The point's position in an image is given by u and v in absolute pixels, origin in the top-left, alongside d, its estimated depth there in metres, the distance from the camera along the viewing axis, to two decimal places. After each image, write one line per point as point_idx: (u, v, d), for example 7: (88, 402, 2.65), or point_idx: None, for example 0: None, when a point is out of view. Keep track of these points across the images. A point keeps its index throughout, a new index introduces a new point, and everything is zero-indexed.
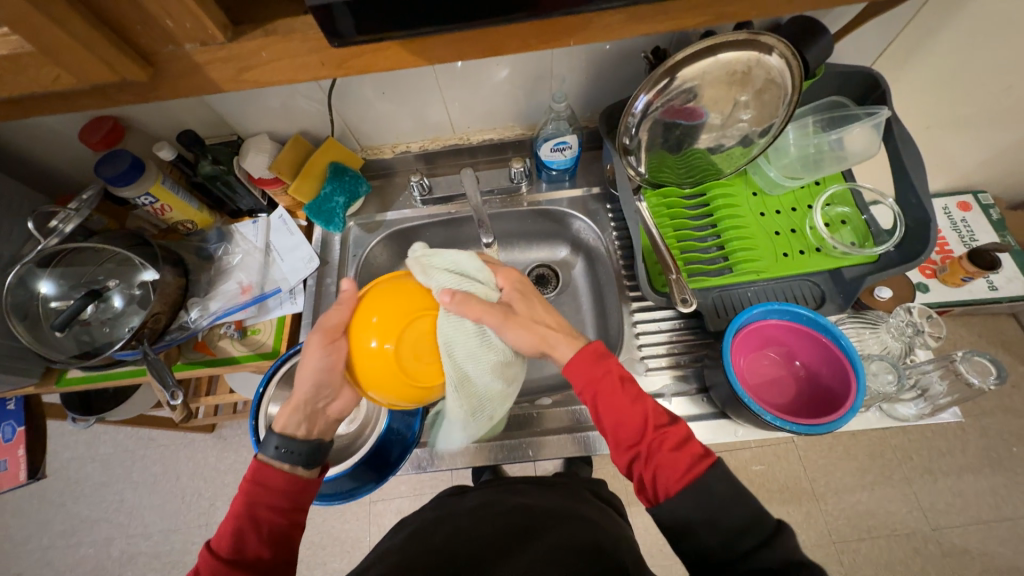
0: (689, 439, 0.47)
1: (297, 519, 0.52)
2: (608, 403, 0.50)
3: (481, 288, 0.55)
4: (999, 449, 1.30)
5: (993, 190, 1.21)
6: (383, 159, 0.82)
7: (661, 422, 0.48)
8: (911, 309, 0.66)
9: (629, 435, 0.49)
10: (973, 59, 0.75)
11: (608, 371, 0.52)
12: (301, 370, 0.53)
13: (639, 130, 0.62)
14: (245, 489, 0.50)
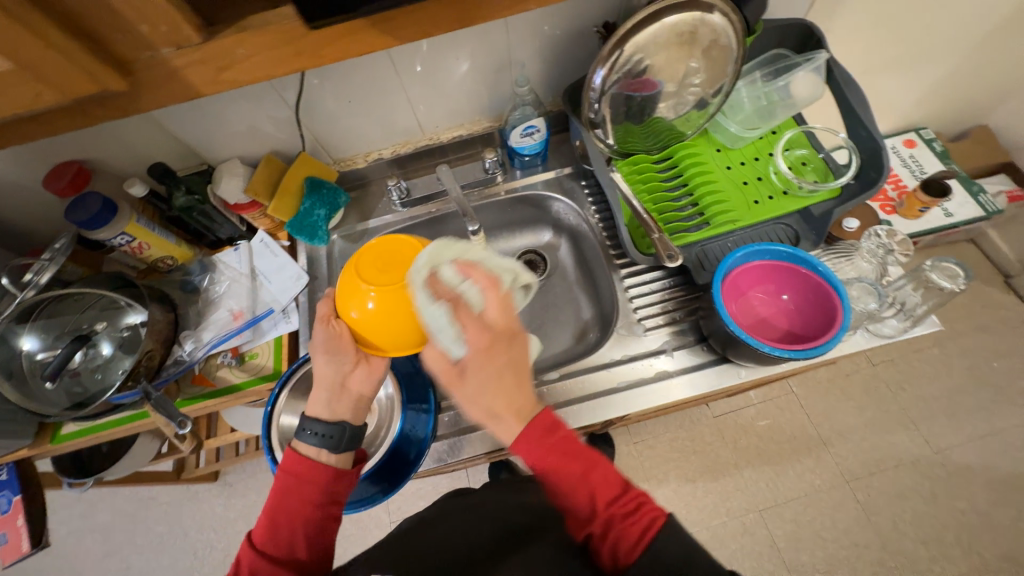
0: (640, 503, 0.45)
1: (334, 513, 0.53)
2: (549, 481, 0.46)
3: (446, 342, 0.44)
4: (980, 366, 1.37)
5: (931, 125, 1.29)
6: (357, 169, 0.83)
7: (609, 497, 0.45)
8: (870, 238, 0.70)
9: (584, 512, 0.46)
10: (892, 1, 0.81)
11: (553, 447, 0.45)
12: (314, 355, 0.55)
13: (601, 103, 0.65)
14: (283, 479, 0.53)
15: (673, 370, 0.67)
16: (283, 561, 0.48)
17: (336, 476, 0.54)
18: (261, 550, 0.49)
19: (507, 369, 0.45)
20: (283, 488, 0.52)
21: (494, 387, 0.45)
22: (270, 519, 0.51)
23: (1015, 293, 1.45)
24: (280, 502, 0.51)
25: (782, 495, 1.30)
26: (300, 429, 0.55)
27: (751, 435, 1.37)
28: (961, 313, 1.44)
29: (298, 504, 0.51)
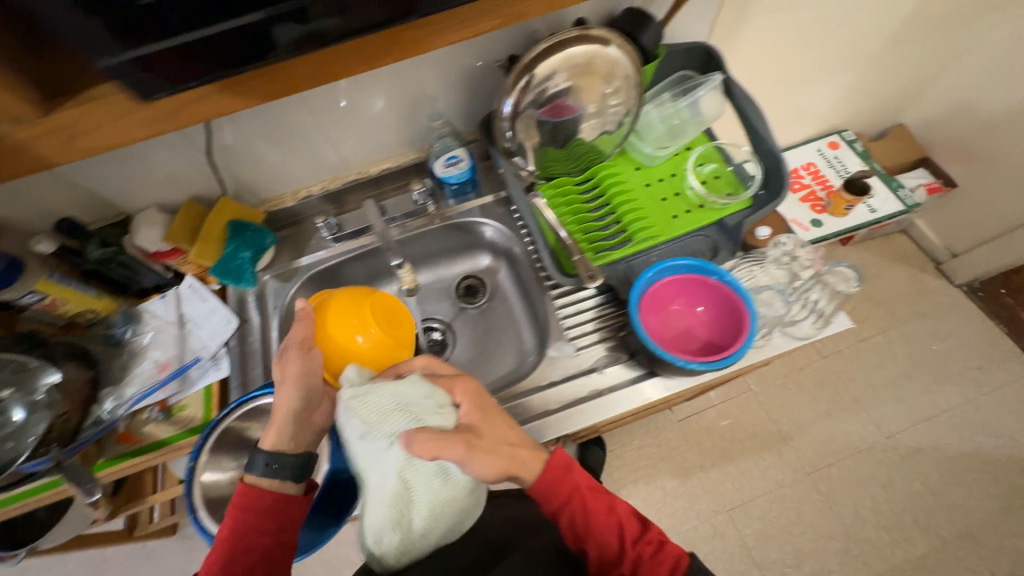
0: (665, 544, 0.52)
1: (285, 539, 0.52)
2: (580, 518, 0.53)
3: (435, 414, 0.50)
4: (922, 350, 1.43)
5: (852, 127, 1.37)
6: (287, 207, 0.83)
7: (635, 535, 0.52)
8: (781, 244, 0.73)
9: (613, 551, 0.51)
10: (787, 21, 0.87)
11: (579, 484, 0.54)
12: (283, 385, 0.56)
13: (515, 130, 0.66)
14: (235, 517, 0.51)
15: (602, 390, 0.68)
16: None
17: (286, 504, 0.54)
18: None
19: (496, 405, 0.55)
20: (232, 523, 0.51)
21: (501, 421, 0.54)
22: (218, 557, 0.49)
23: (947, 278, 1.53)
24: (230, 543, 0.49)
25: (748, 493, 1.32)
26: (254, 459, 0.54)
27: (714, 436, 1.39)
28: (900, 301, 1.51)
29: (250, 546, 0.50)
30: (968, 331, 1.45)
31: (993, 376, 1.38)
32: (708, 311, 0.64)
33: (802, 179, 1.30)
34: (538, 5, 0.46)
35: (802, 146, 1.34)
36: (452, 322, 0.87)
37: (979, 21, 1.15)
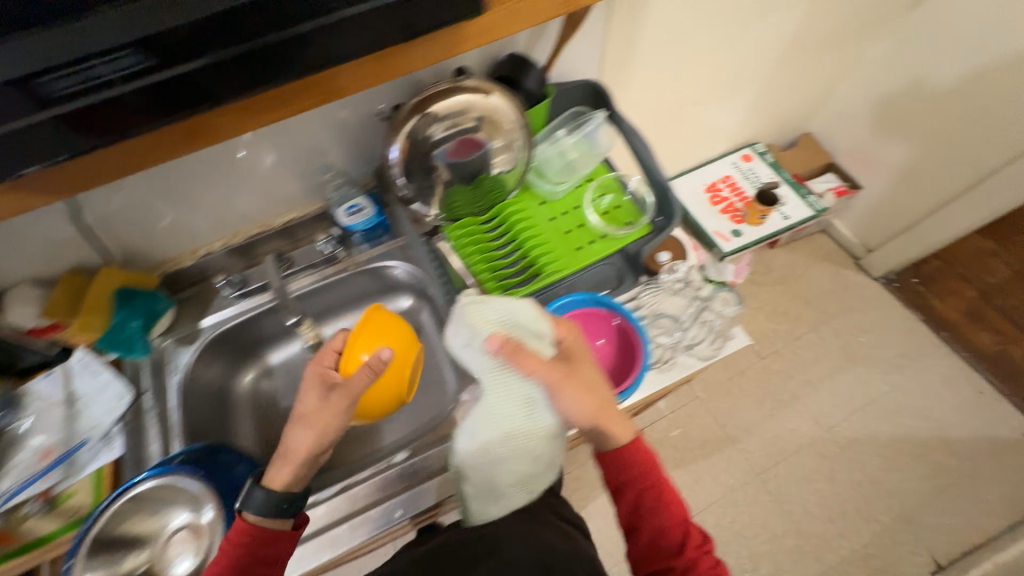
0: (721, 563, 0.54)
1: (270, 569, 0.53)
2: (653, 500, 0.55)
3: (536, 341, 0.54)
4: (850, 343, 1.51)
5: (763, 139, 1.45)
6: (186, 267, 0.79)
7: (697, 542, 0.54)
8: (679, 268, 0.78)
9: (674, 543, 0.54)
10: (677, 51, 0.91)
11: (652, 473, 0.56)
12: (304, 429, 0.54)
13: (406, 177, 0.68)
14: (225, 549, 0.52)
15: None
16: None
17: (273, 541, 0.53)
18: None
19: (591, 352, 0.59)
20: (226, 557, 0.51)
21: (594, 369, 0.58)
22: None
23: (866, 272, 1.61)
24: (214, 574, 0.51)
25: (703, 501, 1.33)
26: (251, 494, 0.53)
27: (668, 447, 1.40)
28: (826, 297, 1.59)
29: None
30: (890, 321, 1.54)
31: (914, 361, 1.47)
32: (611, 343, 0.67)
33: (721, 192, 1.37)
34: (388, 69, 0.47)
35: (717, 161, 1.40)
36: None
37: (857, 39, 1.23)
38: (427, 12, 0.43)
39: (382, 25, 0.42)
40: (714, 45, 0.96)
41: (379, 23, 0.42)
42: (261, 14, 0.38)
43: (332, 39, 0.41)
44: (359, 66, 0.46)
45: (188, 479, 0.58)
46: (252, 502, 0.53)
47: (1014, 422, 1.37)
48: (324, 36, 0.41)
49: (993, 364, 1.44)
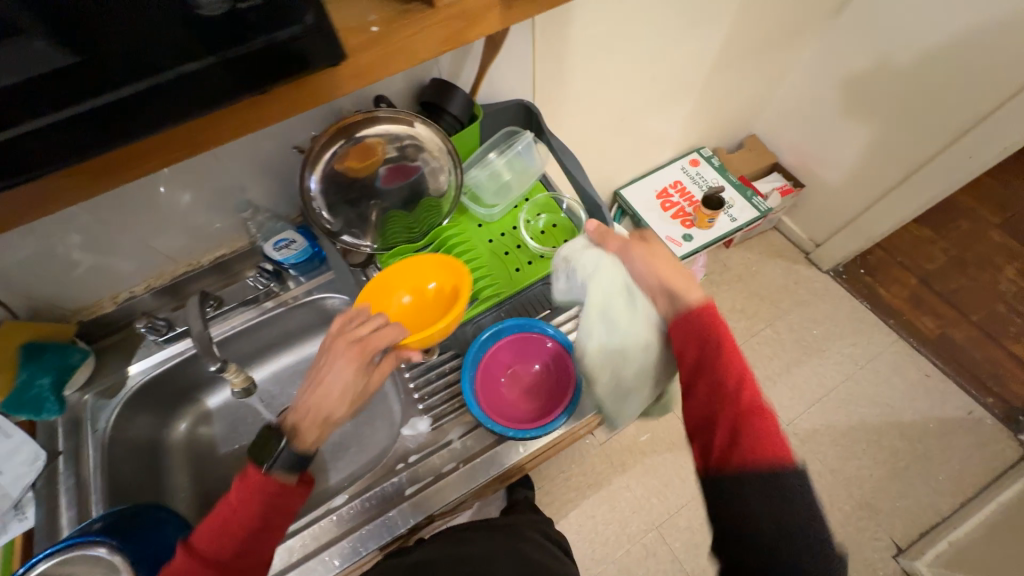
0: (775, 429, 0.48)
1: (276, 522, 0.54)
2: (720, 352, 0.51)
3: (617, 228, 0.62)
4: (805, 336, 1.55)
5: (710, 143, 1.47)
6: (105, 314, 0.74)
7: (757, 398, 0.49)
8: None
9: (734, 392, 0.49)
10: (608, 67, 0.92)
11: (726, 333, 0.52)
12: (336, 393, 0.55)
13: (328, 209, 0.65)
14: (244, 501, 0.52)
15: (460, 461, 0.64)
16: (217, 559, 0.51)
17: (284, 496, 0.54)
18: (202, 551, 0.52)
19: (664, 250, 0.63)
20: (242, 504, 0.52)
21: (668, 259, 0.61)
22: (213, 529, 0.52)
23: (817, 265, 1.65)
24: (227, 530, 0.52)
25: (673, 504, 1.34)
26: (277, 452, 0.53)
27: (636, 452, 1.41)
28: (781, 292, 1.63)
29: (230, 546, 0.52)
30: (842, 312, 1.59)
31: (865, 350, 1.51)
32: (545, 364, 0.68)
33: (672, 198, 1.40)
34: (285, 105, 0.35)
35: (666, 167, 1.43)
36: None
37: (789, 44, 1.24)
38: (296, 66, 0.32)
39: (234, 86, 0.31)
40: (646, 57, 0.96)
41: (229, 82, 0.31)
42: (108, 62, 0.27)
43: (166, 109, 0.30)
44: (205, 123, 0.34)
45: (103, 548, 0.54)
46: (281, 461, 0.53)
47: (959, 403, 1.43)
48: (155, 105, 0.30)
49: (936, 348, 1.50)
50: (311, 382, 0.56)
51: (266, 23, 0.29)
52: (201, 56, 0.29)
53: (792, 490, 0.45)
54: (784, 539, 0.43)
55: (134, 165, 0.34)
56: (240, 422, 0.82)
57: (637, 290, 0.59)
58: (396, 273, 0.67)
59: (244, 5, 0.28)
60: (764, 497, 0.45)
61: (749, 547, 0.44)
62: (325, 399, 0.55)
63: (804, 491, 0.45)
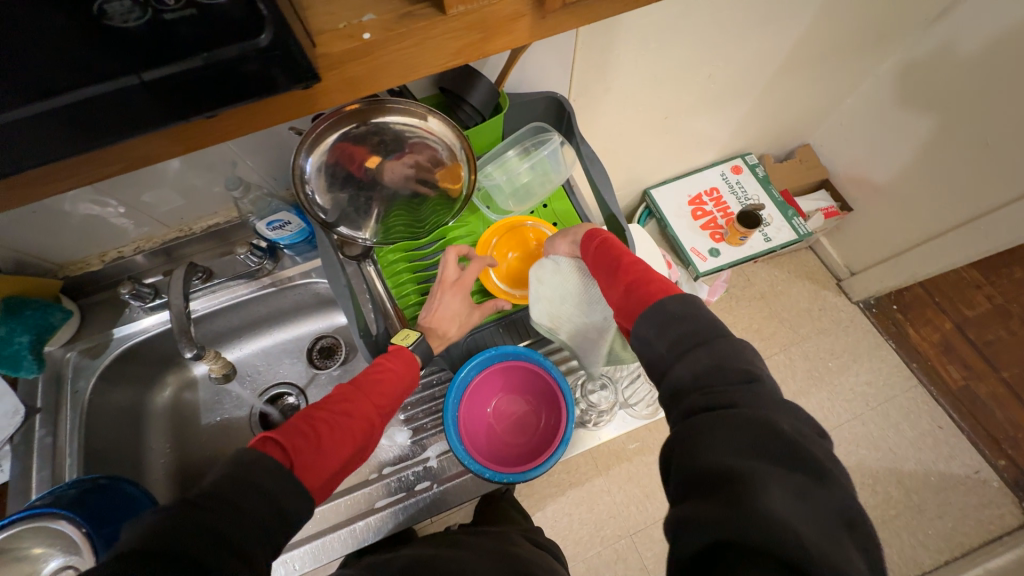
0: (653, 275, 0.52)
1: (402, 388, 0.58)
2: (598, 253, 0.59)
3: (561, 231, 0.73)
4: (819, 367, 1.46)
5: (757, 150, 1.34)
6: (92, 272, 0.72)
7: (633, 268, 0.54)
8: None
9: (614, 274, 0.55)
10: (660, 61, 0.80)
11: (599, 238, 0.60)
12: (445, 308, 0.65)
13: (323, 198, 0.58)
14: (389, 358, 0.59)
15: (435, 482, 0.62)
16: (362, 397, 0.55)
17: (412, 366, 0.60)
18: (354, 388, 0.56)
19: None
20: (389, 357, 0.59)
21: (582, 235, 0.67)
22: (363, 373, 0.58)
23: (847, 295, 1.54)
24: (386, 385, 0.57)
25: (650, 516, 1.33)
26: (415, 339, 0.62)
27: (622, 459, 1.39)
28: (803, 317, 1.52)
29: (382, 400, 0.56)
30: (864, 346, 1.49)
31: (880, 392, 1.43)
32: (536, 398, 0.66)
33: (705, 206, 1.29)
34: (256, 114, 0.31)
35: (704, 170, 1.31)
36: (306, 389, 0.81)
37: (872, 49, 1.06)
38: (238, 85, 0.28)
39: (163, 107, 0.28)
40: (703, 53, 0.84)
41: (159, 106, 0.27)
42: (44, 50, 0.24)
43: (120, 119, 0.28)
44: (133, 146, 0.30)
45: (63, 520, 0.53)
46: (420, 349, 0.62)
47: (968, 461, 1.35)
48: (65, 125, 0.27)
49: (956, 400, 1.42)
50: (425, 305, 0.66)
51: (198, 36, 0.26)
52: (126, 71, 0.25)
53: (678, 310, 0.46)
54: (697, 364, 0.42)
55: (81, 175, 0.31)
56: (224, 395, 0.80)
57: (562, 258, 0.65)
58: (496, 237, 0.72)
59: (172, 15, 0.24)
60: (660, 328, 0.46)
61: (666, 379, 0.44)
62: (447, 323, 0.65)
63: (690, 308, 0.46)
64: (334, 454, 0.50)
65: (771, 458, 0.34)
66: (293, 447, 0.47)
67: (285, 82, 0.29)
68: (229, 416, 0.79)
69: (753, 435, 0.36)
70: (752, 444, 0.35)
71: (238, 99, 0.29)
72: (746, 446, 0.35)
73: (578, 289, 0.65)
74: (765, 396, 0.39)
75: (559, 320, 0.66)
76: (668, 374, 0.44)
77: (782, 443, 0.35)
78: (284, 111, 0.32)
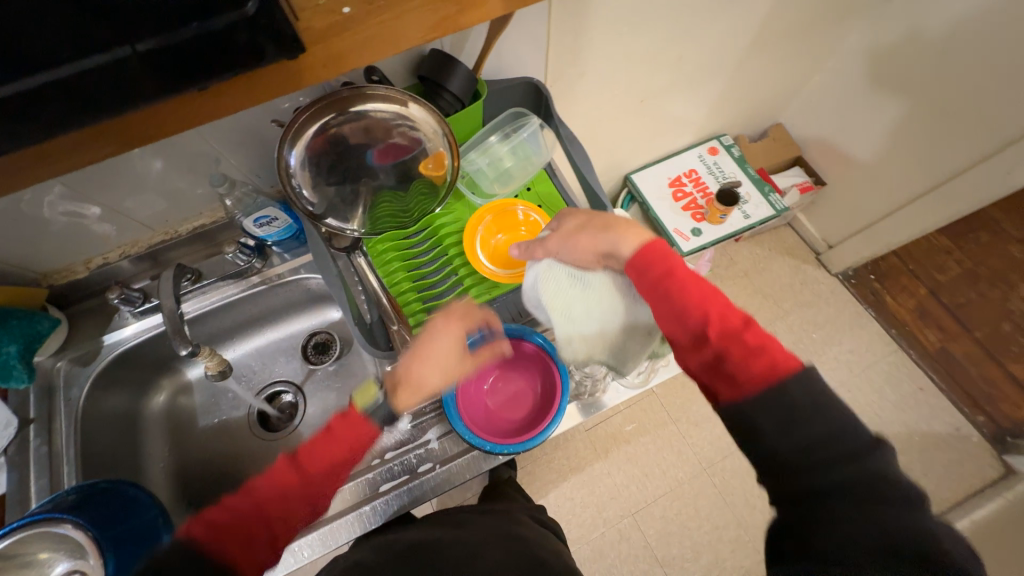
0: (767, 348, 0.45)
1: (355, 459, 0.53)
2: (672, 291, 0.51)
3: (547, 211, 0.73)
4: (804, 339, 1.51)
5: (731, 131, 1.38)
6: (78, 280, 0.71)
7: (729, 325, 0.48)
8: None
9: (704, 328, 0.48)
10: (632, 44, 0.83)
11: (675, 276, 0.51)
12: (429, 358, 0.57)
13: (309, 189, 0.59)
14: (342, 433, 0.52)
15: (437, 462, 0.64)
16: (308, 480, 0.50)
17: (367, 439, 0.53)
18: (300, 470, 0.50)
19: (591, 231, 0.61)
20: (342, 432, 0.52)
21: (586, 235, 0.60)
22: (313, 449, 0.51)
23: (826, 267, 1.59)
24: (336, 465, 0.52)
25: (649, 494, 1.36)
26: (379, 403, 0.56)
27: (620, 441, 1.42)
28: (786, 292, 1.57)
29: (330, 479, 0.52)
30: (845, 316, 1.54)
31: (862, 359, 1.49)
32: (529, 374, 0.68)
33: (685, 187, 1.32)
34: (247, 89, 0.32)
35: (682, 153, 1.34)
36: (303, 385, 0.82)
37: (834, 26, 1.11)
38: (225, 56, 0.29)
39: (155, 76, 0.28)
40: (673, 34, 0.86)
41: (152, 77, 0.28)
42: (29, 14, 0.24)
43: (114, 94, 0.28)
44: (123, 125, 0.31)
45: (68, 524, 0.54)
46: (384, 410, 0.58)
47: (949, 419, 1.41)
48: (60, 101, 0.27)
49: (934, 362, 1.47)
50: (412, 353, 0.57)
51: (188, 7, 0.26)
52: (119, 42, 0.26)
53: (798, 395, 0.43)
54: (820, 454, 0.41)
55: (77, 160, 0.31)
56: (221, 397, 0.81)
57: (584, 276, 0.62)
58: (483, 221, 0.72)
59: None
60: (784, 425, 0.43)
61: (775, 462, 0.43)
62: (432, 368, 0.56)
63: (821, 399, 0.43)
64: (276, 542, 0.49)
65: (889, 550, 0.36)
66: (230, 547, 0.46)
67: (274, 54, 0.30)
68: (227, 417, 0.79)
69: (868, 521, 0.38)
70: (872, 538, 0.37)
71: (228, 72, 0.30)
72: (868, 540, 0.37)
73: (603, 307, 0.62)
74: (897, 492, 0.38)
75: (591, 341, 0.63)
76: (777, 460, 0.43)
77: (903, 538, 0.36)
78: (274, 88, 0.33)
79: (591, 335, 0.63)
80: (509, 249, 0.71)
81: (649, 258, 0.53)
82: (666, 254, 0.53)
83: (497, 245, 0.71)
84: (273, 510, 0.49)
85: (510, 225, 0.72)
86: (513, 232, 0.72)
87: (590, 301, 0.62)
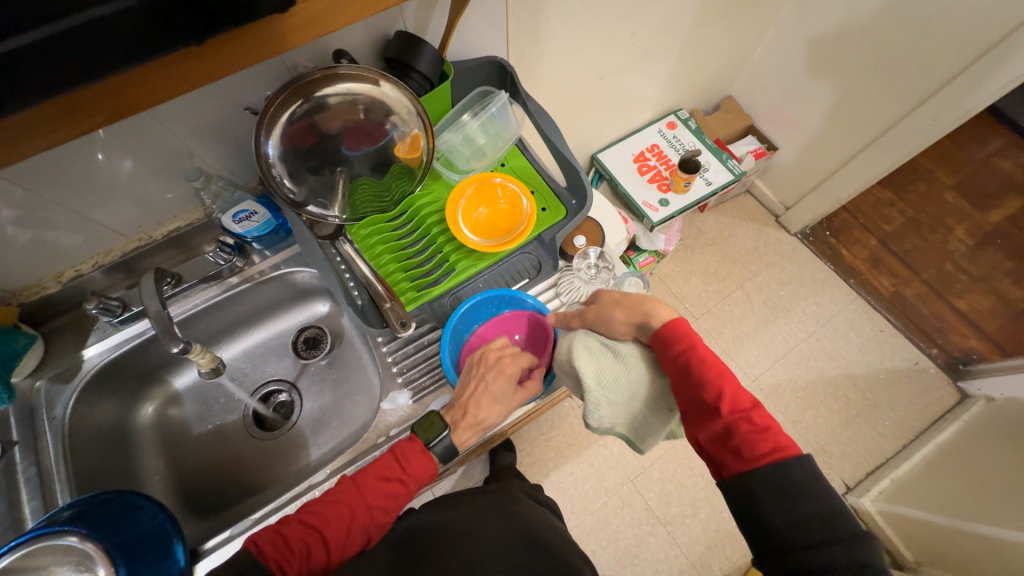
0: (772, 430, 0.48)
1: (404, 488, 0.58)
2: (691, 366, 0.52)
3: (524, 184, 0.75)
4: (773, 296, 1.60)
5: (686, 105, 1.45)
6: (50, 295, 0.69)
7: (740, 405, 0.50)
8: (590, 255, 0.79)
9: (718, 403, 0.50)
10: (587, 23, 0.86)
11: (694, 353, 0.53)
12: (484, 395, 0.62)
13: (289, 178, 0.59)
14: (400, 454, 0.59)
15: None
16: (365, 500, 0.56)
17: (420, 465, 0.58)
18: (360, 487, 0.56)
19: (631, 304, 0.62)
20: (398, 455, 0.59)
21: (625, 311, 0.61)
22: (373, 470, 0.58)
23: (786, 228, 1.68)
24: (389, 490, 0.57)
25: (645, 461, 1.41)
26: (442, 436, 0.60)
27: None
28: (751, 255, 1.66)
29: (381, 504, 0.56)
30: (807, 272, 1.63)
31: (827, 309, 1.58)
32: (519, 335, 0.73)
33: (649, 161, 1.38)
34: (243, 43, 0.33)
35: (643, 130, 1.40)
36: (297, 381, 0.82)
37: None
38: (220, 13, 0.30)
39: (154, 31, 0.29)
40: (624, 11, 0.90)
41: (151, 29, 0.29)
42: None
43: (115, 49, 0.29)
44: (124, 84, 0.31)
45: (73, 537, 0.52)
46: (441, 445, 0.60)
47: (908, 355, 1.52)
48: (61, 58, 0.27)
49: (890, 306, 1.58)
50: (467, 390, 0.63)
51: None
52: None
53: (797, 475, 0.46)
54: (801, 512, 0.45)
55: (71, 122, 0.31)
56: (213, 402, 0.80)
57: (620, 351, 0.58)
58: (463, 196, 0.74)
59: None
60: (785, 497, 0.46)
61: (764, 529, 0.46)
62: (486, 408, 0.61)
63: (818, 480, 0.46)
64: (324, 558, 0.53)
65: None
66: (287, 552, 0.52)
67: (264, 11, 0.32)
68: (223, 421, 0.78)
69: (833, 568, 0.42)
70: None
71: (218, 29, 0.31)
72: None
73: (637, 387, 0.57)
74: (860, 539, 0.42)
75: (618, 418, 0.58)
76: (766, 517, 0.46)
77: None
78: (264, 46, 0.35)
79: (618, 412, 0.58)
80: (492, 221, 0.74)
81: (674, 334, 0.55)
82: (689, 331, 0.55)
83: (480, 218, 0.74)
84: (332, 523, 0.54)
85: (491, 198, 0.74)
86: (495, 204, 0.74)
87: (623, 379, 0.57)
